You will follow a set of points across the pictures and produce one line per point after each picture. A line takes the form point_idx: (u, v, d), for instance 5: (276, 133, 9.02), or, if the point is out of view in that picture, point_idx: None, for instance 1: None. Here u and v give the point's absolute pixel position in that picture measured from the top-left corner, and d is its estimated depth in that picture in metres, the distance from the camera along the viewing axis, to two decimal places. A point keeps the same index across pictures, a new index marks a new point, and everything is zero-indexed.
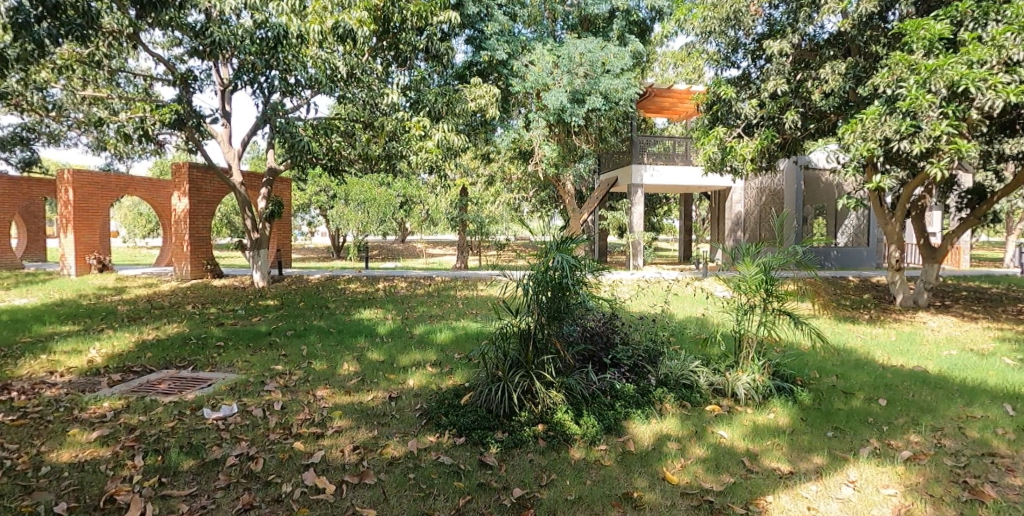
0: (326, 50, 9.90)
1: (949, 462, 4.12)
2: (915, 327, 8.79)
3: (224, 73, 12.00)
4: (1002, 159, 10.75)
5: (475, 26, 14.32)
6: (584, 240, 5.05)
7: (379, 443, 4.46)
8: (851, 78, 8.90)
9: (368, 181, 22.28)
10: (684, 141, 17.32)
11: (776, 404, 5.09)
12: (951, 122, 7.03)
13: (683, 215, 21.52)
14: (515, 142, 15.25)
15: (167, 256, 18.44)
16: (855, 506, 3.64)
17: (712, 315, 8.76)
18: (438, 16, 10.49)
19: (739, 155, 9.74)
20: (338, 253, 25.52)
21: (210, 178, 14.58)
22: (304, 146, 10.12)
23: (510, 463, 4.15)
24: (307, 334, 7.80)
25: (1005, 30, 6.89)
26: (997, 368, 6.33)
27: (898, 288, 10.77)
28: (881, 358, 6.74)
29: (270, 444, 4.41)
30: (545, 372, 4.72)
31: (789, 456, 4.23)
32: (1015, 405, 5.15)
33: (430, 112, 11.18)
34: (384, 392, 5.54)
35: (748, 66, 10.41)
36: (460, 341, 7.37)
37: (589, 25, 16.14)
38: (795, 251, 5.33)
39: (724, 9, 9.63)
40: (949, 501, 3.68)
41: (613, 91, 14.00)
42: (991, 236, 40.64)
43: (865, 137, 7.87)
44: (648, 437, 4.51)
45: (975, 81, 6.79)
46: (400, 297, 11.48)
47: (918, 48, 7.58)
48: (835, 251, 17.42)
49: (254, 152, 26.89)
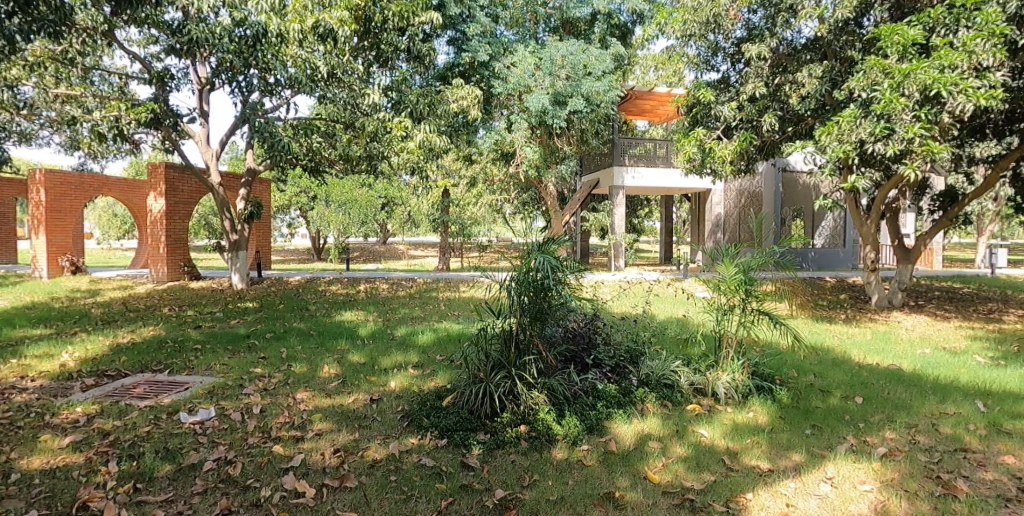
0: (305, 50, 9.82)
1: (923, 458, 4.20)
2: (891, 327, 8.93)
3: (202, 71, 11.84)
4: (972, 162, 11.08)
5: (457, 27, 14.25)
6: (566, 242, 5.04)
7: (361, 445, 4.42)
8: (827, 81, 9.05)
9: (348, 182, 22.15)
10: (665, 143, 17.48)
11: (755, 402, 5.13)
12: (923, 124, 7.18)
13: (664, 217, 21.66)
14: (498, 143, 15.22)
15: (142, 258, 18.09)
16: (833, 503, 3.69)
17: (693, 316, 8.86)
18: (420, 16, 10.63)
19: (718, 157, 9.85)
20: (318, 254, 25.28)
21: (187, 178, 14.33)
22: (283, 146, 9.99)
23: (492, 464, 4.14)
24: (286, 337, 7.70)
25: (975, 37, 7.02)
26: (969, 366, 6.45)
27: (873, 289, 10.92)
28: (857, 357, 6.85)
29: (248, 449, 4.35)
30: (526, 374, 4.72)
31: (768, 454, 4.28)
32: (986, 401, 5.26)
33: (412, 113, 11.11)
34: (365, 394, 5.49)
35: (727, 69, 10.53)
36: (442, 343, 7.33)
37: (571, 28, 16.21)
38: (772, 252, 5.41)
39: (705, 13, 9.77)
40: (923, 496, 3.74)
41: (595, 94, 14.10)
42: (963, 237, 42.09)
43: (841, 139, 8.01)
44: (629, 437, 4.53)
45: (947, 85, 6.93)
46: (381, 298, 11.41)
47: (892, 52, 7.70)
48: (813, 252, 17.69)
49: (233, 152, 26.62)
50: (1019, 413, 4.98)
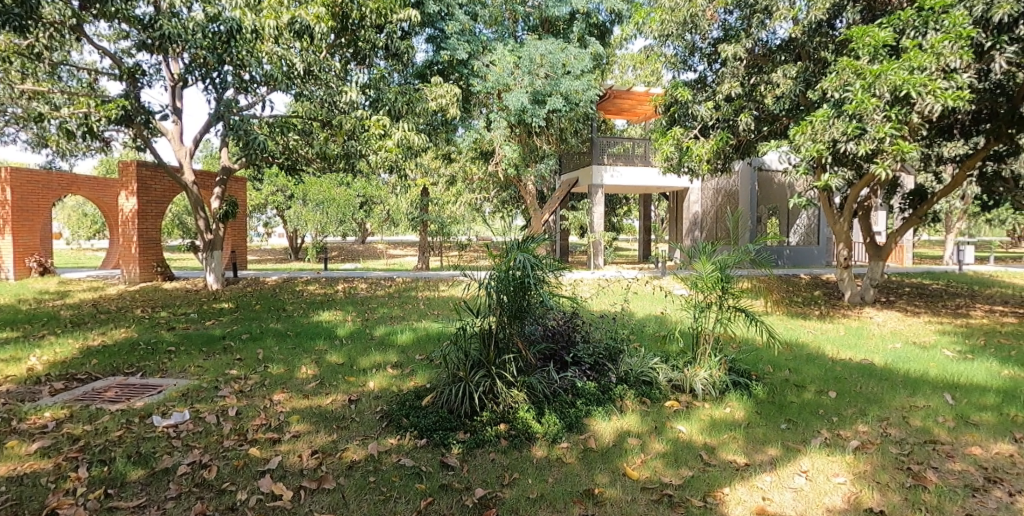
0: (281, 47, 9.64)
1: (894, 450, 4.29)
2: (863, 322, 9.11)
3: (175, 68, 11.63)
4: (940, 162, 11.36)
5: (436, 25, 14.19)
6: (545, 240, 5.06)
7: (339, 446, 4.39)
8: (801, 81, 9.19)
9: (326, 180, 21.93)
10: (644, 142, 17.62)
11: (732, 398, 5.20)
12: (894, 124, 7.33)
13: (642, 215, 21.82)
14: (477, 142, 15.19)
15: (114, 258, 17.71)
16: (808, 495, 3.75)
17: (671, 313, 8.94)
18: (399, 14, 10.63)
19: (695, 155, 9.94)
20: (295, 254, 25.00)
21: (160, 177, 14.07)
22: (259, 144, 9.85)
23: (472, 463, 4.14)
24: (263, 338, 7.59)
25: (943, 39, 7.17)
26: (938, 360, 6.61)
27: (846, 285, 11.13)
28: (830, 352, 6.98)
29: (223, 452, 4.28)
30: (506, 372, 4.72)
31: (744, 449, 4.34)
32: (954, 394, 5.40)
33: (390, 111, 11.04)
34: (344, 395, 5.44)
35: (704, 69, 10.64)
36: (421, 342, 7.30)
37: (549, 26, 16.23)
38: (748, 250, 5.48)
39: (682, 13, 9.87)
40: (895, 488, 3.82)
41: (574, 93, 14.16)
42: (932, 234, 43.17)
43: (815, 139, 8.15)
44: (609, 434, 4.56)
45: (917, 86, 7.09)
46: (360, 298, 11.33)
47: (864, 54, 7.84)
48: (788, 250, 17.96)
49: (207, 150, 26.20)
50: (985, 405, 5.12)
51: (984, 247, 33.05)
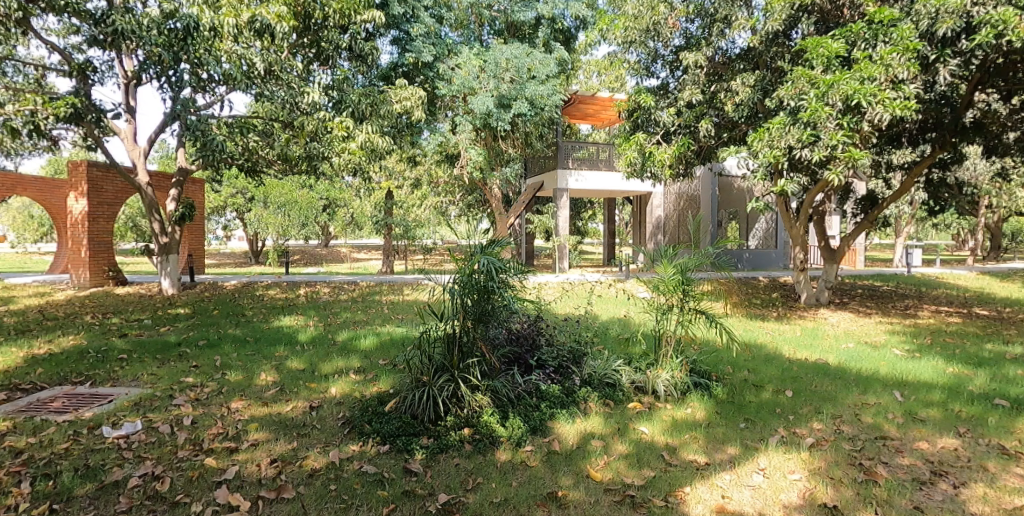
0: (240, 46, 9.38)
1: (847, 447, 4.43)
2: (818, 323, 9.39)
3: (128, 65, 11.28)
4: (890, 168, 11.80)
5: (401, 27, 14.08)
6: (510, 244, 5.06)
7: (299, 455, 4.30)
8: (759, 90, 9.42)
9: (288, 183, 21.53)
10: (608, 147, 17.82)
11: (694, 399, 5.29)
12: (846, 132, 7.60)
13: (606, 219, 22.04)
14: (442, 145, 15.12)
15: (62, 262, 17.01)
16: (765, 493, 3.84)
17: (634, 316, 9.06)
18: (363, 15, 10.53)
19: (658, 160, 10.11)
20: (256, 257, 24.45)
21: (112, 178, 13.59)
22: (217, 145, 9.61)
23: (435, 468, 4.11)
24: (221, 344, 7.40)
25: (891, 51, 7.47)
26: (888, 358, 6.85)
27: (802, 287, 11.46)
28: (787, 352, 7.17)
29: (177, 462, 4.15)
30: (470, 376, 4.70)
31: (705, 448, 4.41)
32: (903, 391, 5.60)
33: (354, 112, 10.93)
34: (305, 402, 5.34)
35: (667, 76, 10.82)
36: (384, 347, 7.22)
37: (515, 31, 16.29)
38: (709, 253, 5.58)
39: (645, 21, 10.06)
40: (848, 483, 3.94)
41: (539, 97, 14.23)
42: (882, 238, 44.79)
43: (772, 145, 8.37)
44: (572, 436, 4.59)
45: (867, 95, 7.35)
46: (322, 303, 11.16)
47: (818, 64, 8.10)
48: (747, 253, 18.37)
49: (163, 151, 25.44)
50: (932, 401, 5.33)
51: (931, 251, 34.44)
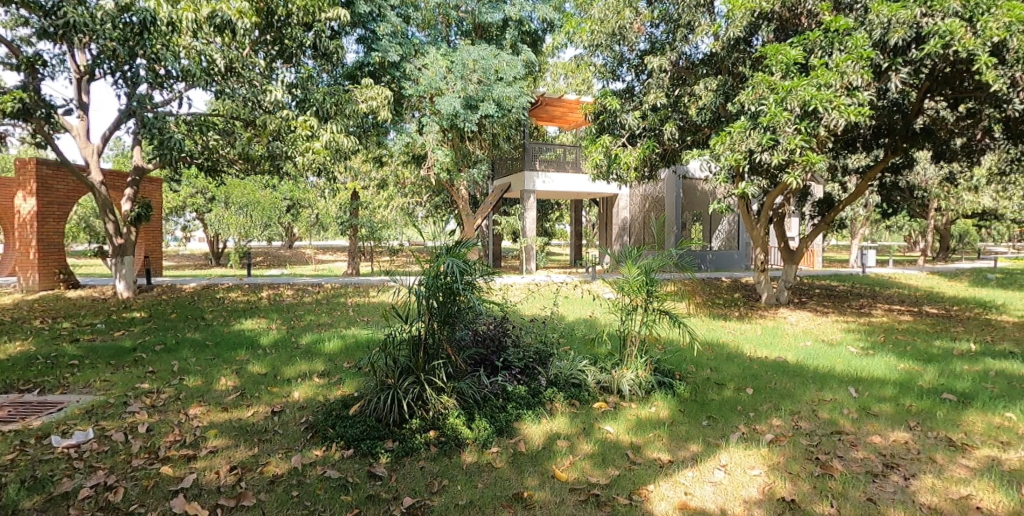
0: (201, 41, 9.19)
1: (804, 442, 4.55)
2: (778, 322, 9.62)
3: (81, 59, 10.87)
4: (846, 172, 12.17)
5: (367, 25, 13.87)
6: (476, 245, 5.05)
7: (260, 461, 4.21)
8: (721, 94, 9.60)
9: (250, 182, 21.08)
10: (574, 149, 17.94)
11: (658, 397, 5.36)
12: (803, 137, 7.81)
13: (573, 221, 22.19)
14: (408, 146, 14.99)
15: (9, 264, 16.30)
16: (726, 489, 3.92)
17: (600, 316, 9.15)
18: (327, 12, 10.34)
19: (624, 163, 10.23)
20: (217, 259, 23.87)
21: (63, 176, 13.10)
22: (175, 144, 9.36)
23: (400, 472, 4.07)
24: (179, 348, 7.19)
25: (846, 59, 7.70)
26: (843, 356, 7.07)
27: (763, 288, 11.73)
28: (748, 351, 7.33)
29: (132, 472, 4.03)
30: (435, 378, 4.67)
31: (668, 446, 4.48)
32: (858, 387, 5.78)
33: (318, 111, 10.76)
34: (266, 406, 5.24)
35: (632, 80, 10.96)
36: (349, 350, 7.12)
37: (482, 32, 16.30)
38: (672, 255, 5.67)
39: (611, 25, 10.15)
40: (805, 477, 4.05)
41: (506, 99, 14.24)
42: (839, 238, 46.21)
43: (733, 148, 8.55)
44: (538, 437, 4.60)
45: (823, 102, 7.57)
46: (285, 305, 10.96)
47: (777, 70, 8.30)
48: (710, 254, 18.71)
49: (118, 148, 24.64)
50: (884, 397, 5.51)
51: (884, 251, 35.66)
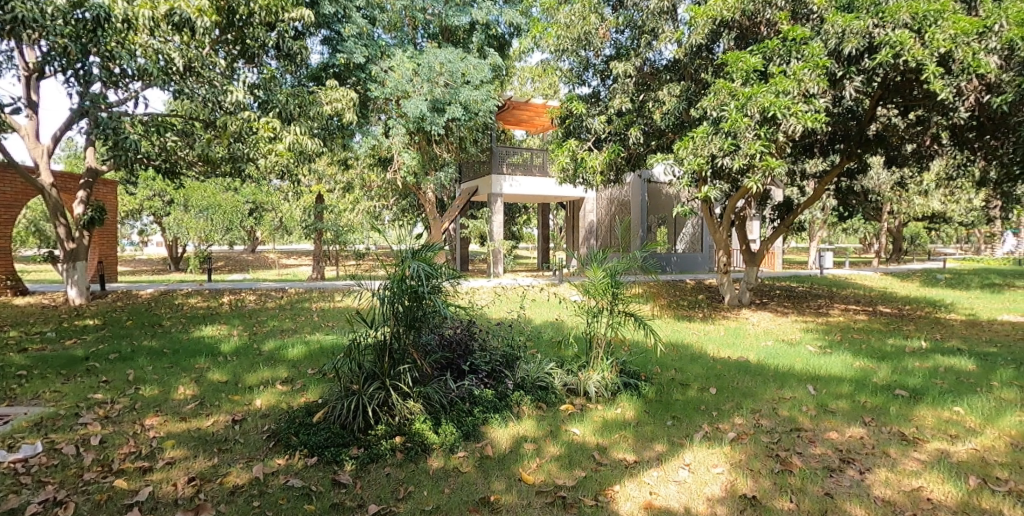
0: (158, 40, 9.03)
1: (765, 439, 4.65)
2: (740, 323, 9.83)
3: (30, 56, 10.46)
4: (804, 177, 12.52)
5: (332, 26, 13.58)
6: (442, 249, 5.03)
7: (220, 471, 4.10)
8: (684, 99, 9.84)
9: (211, 185, 20.58)
10: (541, 153, 18.02)
11: (624, 398, 5.41)
12: (763, 142, 8.00)
13: (540, 224, 22.30)
14: (374, 149, 14.80)
15: None
16: (690, 487, 3.99)
17: (567, 319, 9.22)
18: (290, 12, 10.19)
19: (590, 167, 10.34)
20: (176, 264, 23.23)
21: (10, 178, 12.57)
22: (130, 144, 9.08)
23: (366, 479, 4.03)
24: (134, 357, 6.97)
25: (802, 67, 7.92)
26: (802, 355, 7.26)
27: (726, 289, 11.98)
28: (712, 351, 7.47)
29: (83, 486, 3.89)
30: (401, 383, 4.62)
31: (634, 447, 4.52)
32: (816, 385, 5.93)
33: (281, 113, 10.58)
34: (227, 415, 5.11)
35: (597, 85, 11.08)
36: (314, 356, 7.01)
37: (449, 35, 16.30)
38: (636, 257, 5.75)
39: (576, 30, 10.15)
40: (765, 473, 4.14)
41: (473, 102, 14.25)
42: (798, 240, 47.47)
43: (696, 153, 8.72)
44: (505, 441, 4.60)
45: (782, 108, 7.76)
46: (248, 311, 10.74)
47: (738, 77, 8.49)
48: (675, 257, 19.02)
49: (70, 149, 23.77)
50: (841, 394, 5.67)
51: (841, 253, 36.82)
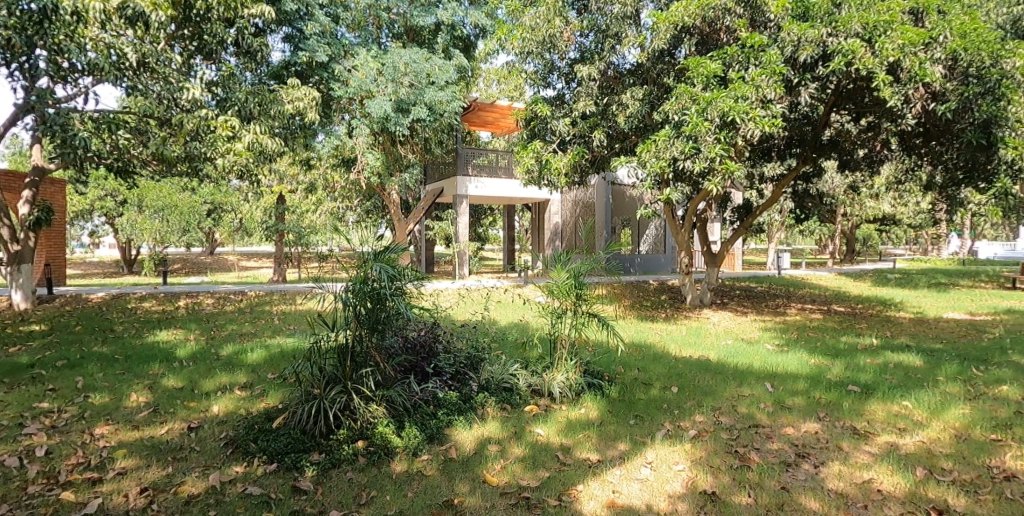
0: (109, 34, 8.73)
1: (724, 436, 4.74)
2: (701, 323, 10.01)
3: None
4: (762, 180, 12.84)
5: (294, 24, 13.32)
6: (405, 250, 4.99)
7: (174, 481, 3.98)
8: (647, 103, 9.92)
9: (166, 185, 19.97)
10: (507, 155, 18.04)
11: (587, 399, 5.46)
12: (723, 146, 8.17)
13: (506, 225, 22.32)
14: (337, 149, 14.60)
15: None
16: (652, 485, 4.04)
17: (532, 320, 9.25)
18: (250, 9, 9.90)
19: (555, 169, 10.39)
20: (129, 266, 22.47)
21: None
22: (79, 142, 8.71)
23: (327, 485, 3.96)
24: (84, 363, 6.71)
25: (760, 73, 8.12)
26: (760, 353, 7.43)
27: (688, 290, 12.20)
28: (674, 351, 7.59)
29: (27, 500, 3.73)
30: (363, 387, 4.56)
31: (597, 446, 4.56)
32: (773, 382, 6.08)
33: (240, 111, 10.33)
34: (182, 422, 4.97)
35: (563, 87, 11.12)
36: (274, 360, 6.87)
37: (414, 35, 16.19)
38: (600, 259, 5.81)
39: (541, 33, 10.25)
40: (725, 469, 4.23)
41: (437, 103, 14.20)
42: (757, 242, 48.67)
43: (658, 156, 8.86)
44: (469, 443, 4.58)
45: (740, 113, 7.95)
46: (206, 314, 10.46)
47: (699, 81, 8.65)
48: (639, 258, 19.28)
49: (15, 147, 22.75)
50: (797, 391, 5.83)
51: (799, 254, 37.84)
